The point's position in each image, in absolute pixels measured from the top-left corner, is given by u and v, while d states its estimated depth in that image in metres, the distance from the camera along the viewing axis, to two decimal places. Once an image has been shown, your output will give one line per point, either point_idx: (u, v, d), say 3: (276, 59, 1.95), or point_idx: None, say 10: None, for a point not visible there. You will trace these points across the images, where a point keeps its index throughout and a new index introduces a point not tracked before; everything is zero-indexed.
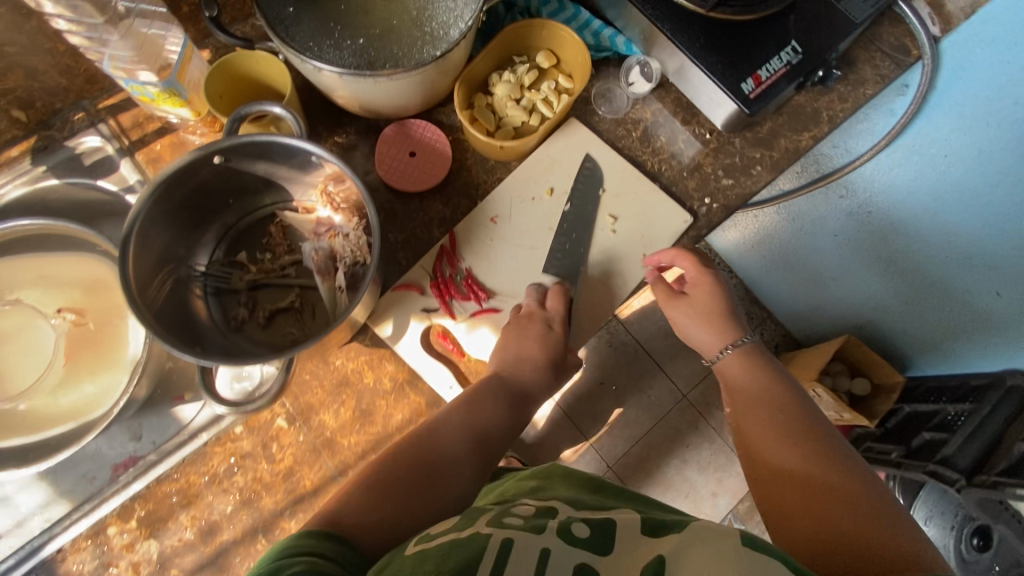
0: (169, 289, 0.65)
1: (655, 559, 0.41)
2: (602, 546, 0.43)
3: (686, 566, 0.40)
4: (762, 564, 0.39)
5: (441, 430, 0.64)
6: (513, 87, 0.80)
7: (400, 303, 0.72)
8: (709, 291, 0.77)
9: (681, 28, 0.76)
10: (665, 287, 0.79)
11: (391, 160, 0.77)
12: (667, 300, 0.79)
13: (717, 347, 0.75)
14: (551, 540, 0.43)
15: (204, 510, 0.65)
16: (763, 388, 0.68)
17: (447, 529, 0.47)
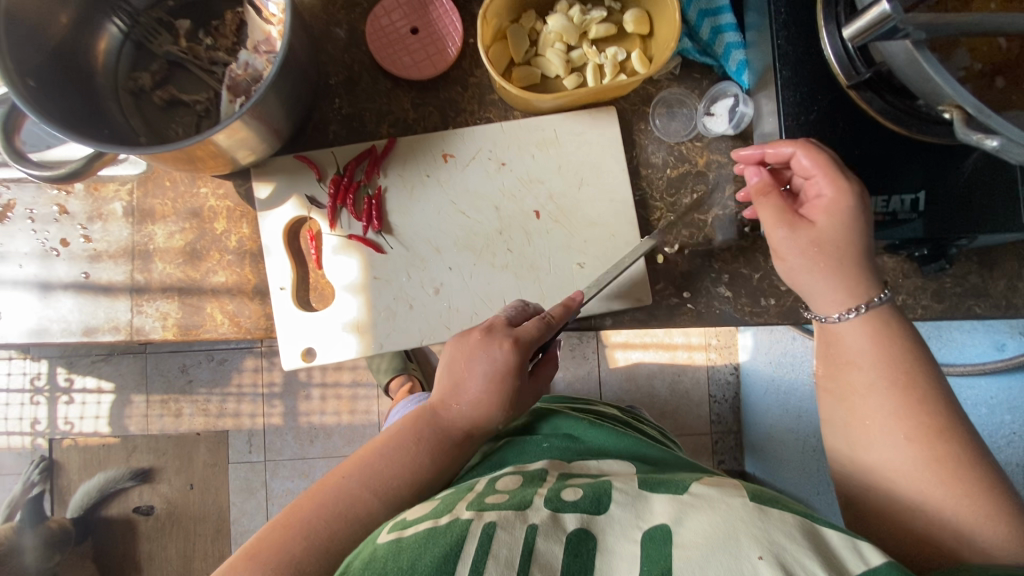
0: (78, 9, 0.57)
1: (661, 524, 0.38)
2: (595, 507, 0.41)
3: (698, 522, 0.37)
4: (780, 528, 0.37)
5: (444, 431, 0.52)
6: (570, 27, 0.62)
7: (293, 175, 0.63)
8: (846, 214, 0.50)
9: (800, 88, 0.57)
10: (854, 370, 0.49)
11: (388, 25, 0.63)
12: (783, 255, 0.52)
13: (835, 305, 0.50)
14: (540, 516, 0.40)
15: (7, 235, 0.62)
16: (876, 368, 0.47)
17: (424, 516, 0.42)
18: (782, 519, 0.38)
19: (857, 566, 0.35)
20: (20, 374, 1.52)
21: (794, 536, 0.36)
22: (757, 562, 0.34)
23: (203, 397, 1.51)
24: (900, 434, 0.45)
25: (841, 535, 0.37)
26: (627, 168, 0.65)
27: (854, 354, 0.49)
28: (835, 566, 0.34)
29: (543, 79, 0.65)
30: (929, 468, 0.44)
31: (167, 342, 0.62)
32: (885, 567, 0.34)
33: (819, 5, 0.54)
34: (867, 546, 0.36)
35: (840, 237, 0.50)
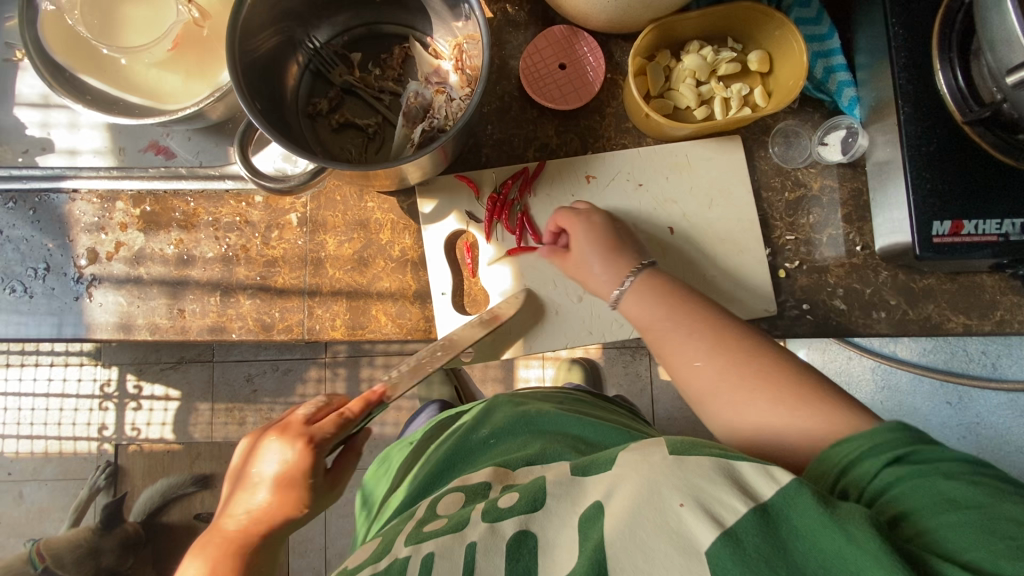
0: (279, 42, 0.65)
1: (594, 503, 0.47)
2: (530, 506, 0.49)
3: (625, 491, 0.46)
4: (696, 471, 0.45)
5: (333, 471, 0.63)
6: (703, 65, 0.70)
7: (453, 192, 0.69)
8: (580, 224, 0.65)
9: (920, 122, 0.63)
10: (687, 298, 0.61)
11: (539, 60, 0.71)
12: (585, 267, 0.65)
13: (619, 276, 0.63)
14: (477, 532, 0.48)
15: (191, 242, 0.68)
16: (664, 304, 0.61)
17: (365, 561, 0.51)
18: (698, 465, 0.45)
19: (768, 488, 0.43)
20: (91, 380, 1.63)
21: (714, 479, 0.44)
22: (679, 509, 0.43)
23: (266, 405, 1.64)
24: (699, 359, 0.57)
25: (752, 466, 0.45)
26: (751, 191, 0.72)
27: (642, 322, 0.62)
28: (750, 494, 0.42)
29: (674, 110, 0.72)
30: (728, 374, 0.55)
31: (333, 341, 0.68)
32: (794, 482, 0.42)
33: (936, 52, 0.63)
34: (775, 469, 0.44)
35: (602, 245, 0.64)
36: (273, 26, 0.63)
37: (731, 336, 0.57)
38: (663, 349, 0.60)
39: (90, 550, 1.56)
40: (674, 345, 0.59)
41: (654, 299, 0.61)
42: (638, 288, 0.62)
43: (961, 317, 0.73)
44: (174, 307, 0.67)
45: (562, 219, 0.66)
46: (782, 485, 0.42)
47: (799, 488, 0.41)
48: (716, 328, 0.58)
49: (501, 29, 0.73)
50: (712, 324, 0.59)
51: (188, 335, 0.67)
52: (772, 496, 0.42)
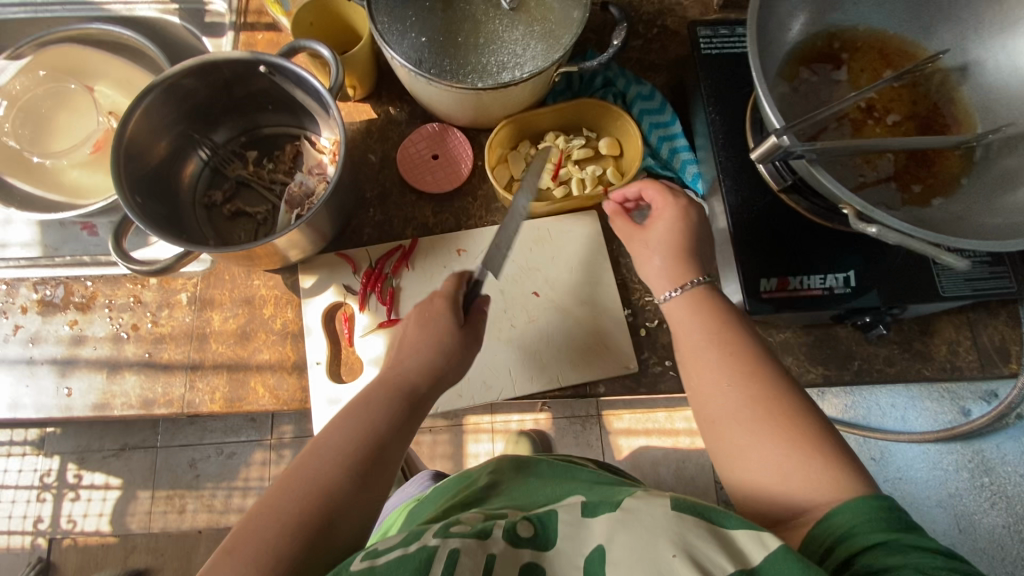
0: (176, 145, 0.74)
1: (598, 546, 0.48)
2: (545, 542, 0.50)
3: (625, 537, 0.47)
4: (692, 529, 0.46)
5: (434, 320, 0.62)
6: (557, 151, 0.79)
7: (333, 268, 0.76)
8: (667, 224, 0.66)
9: (741, 193, 0.72)
10: (686, 322, 0.61)
11: (413, 151, 0.80)
12: (649, 249, 0.67)
13: (668, 286, 0.64)
14: (498, 545, 0.50)
15: (86, 323, 0.73)
16: (709, 337, 0.59)
17: (392, 544, 0.49)
18: (695, 524, 0.47)
19: (760, 554, 0.44)
20: (31, 471, 1.60)
21: (704, 537, 0.46)
22: (672, 561, 0.44)
23: (208, 491, 1.60)
24: (725, 381, 0.56)
25: (748, 533, 0.46)
26: (610, 258, 0.78)
27: (677, 325, 0.63)
28: (739, 559, 0.44)
29: (537, 190, 0.81)
30: (756, 407, 0.53)
31: (212, 413, 0.71)
32: (783, 548, 0.43)
33: (750, 134, 0.71)
34: (767, 535, 0.45)
35: (675, 244, 0.65)
36: (167, 132, 0.71)
37: (762, 367, 0.56)
38: (693, 360, 0.59)
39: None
40: (704, 360, 0.58)
41: (704, 316, 0.60)
42: (682, 302, 0.62)
43: (821, 369, 0.77)
44: (62, 384, 0.71)
45: (655, 197, 0.67)
46: (770, 550, 0.44)
47: (786, 554, 0.42)
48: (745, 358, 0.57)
49: (383, 126, 0.83)
50: (723, 340, 0.58)
51: (72, 411, 0.70)
52: (763, 561, 0.43)
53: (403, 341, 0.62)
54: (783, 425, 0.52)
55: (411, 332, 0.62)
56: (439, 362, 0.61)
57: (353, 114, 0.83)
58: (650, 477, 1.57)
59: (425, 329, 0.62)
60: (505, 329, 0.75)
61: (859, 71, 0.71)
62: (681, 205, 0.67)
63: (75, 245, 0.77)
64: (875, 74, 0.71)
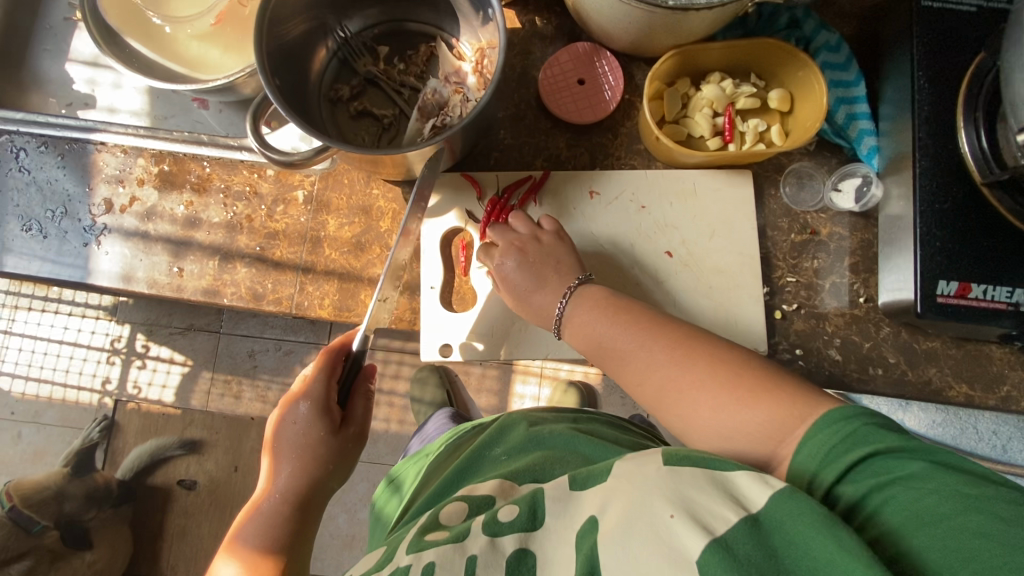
0: (311, 27, 0.67)
1: (590, 517, 0.46)
2: (530, 522, 0.48)
3: (615, 508, 0.45)
4: (687, 481, 0.43)
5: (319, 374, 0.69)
6: (721, 96, 0.70)
7: (457, 190, 0.70)
8: (554, 248, 0.65)
9: (936, 178, 0.62)
10: (632, 354, 0.58)
11: (559, 73, 0.72)
12: (554, 297, 0.64)
13: (560, 294, 0.64)
14: (478, 545, 0.47)
15: (201, 205, 0.71)
16: (618, 312, 0.60)
17: (370, 568, 0.52)
18: (690, 476, 0.44)
19: (764, 494, 0.41)
20: (102, 334, 1.68)
21: (702, 489, 0.42)
22: (670, 521, 0.41)
23: (264, 382, 1.67)
24: (652, 368, 0.56)
25: (749, 474, 0.43)
26: (756, 228, 0.71)
27: (609, 345, 0.59)
28: (743, 504, 0.41)
29: (687, 138, 0.72)
30: (679, 376, 0.54)
31: (319, 320, 0.69)
32: (785, 490, 0.40)
33: (962, 109, 0.62)
34: (770, 475, 0.42)
35: (541, 266, 0.64)
36: (306, 11, 0.65)
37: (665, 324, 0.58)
38: (624, 369, 0.58)
39: (57, 494, 1.59)
40: (635, 365, 0.57)
41: (611, 317, 0.60)
42: (582, 296, 0.62)
43: (965, 387, 0.69)
44: (175, 265, 0.69)
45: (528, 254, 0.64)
46: (774, 492, 0.41)
47: (788, 497, 0.40)
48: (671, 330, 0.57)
49: (528, 39, 0.74)
50: (652, 321, 0.58)
51: (183, 294, 0.69)
52: (769, 506, 0.40)
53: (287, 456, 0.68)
54: (712, 372, 0.52)
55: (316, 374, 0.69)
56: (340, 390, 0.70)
57: None
58: None
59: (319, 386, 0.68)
60: (630, 285, 0.69)
61: None
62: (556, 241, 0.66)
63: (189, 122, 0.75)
64: None
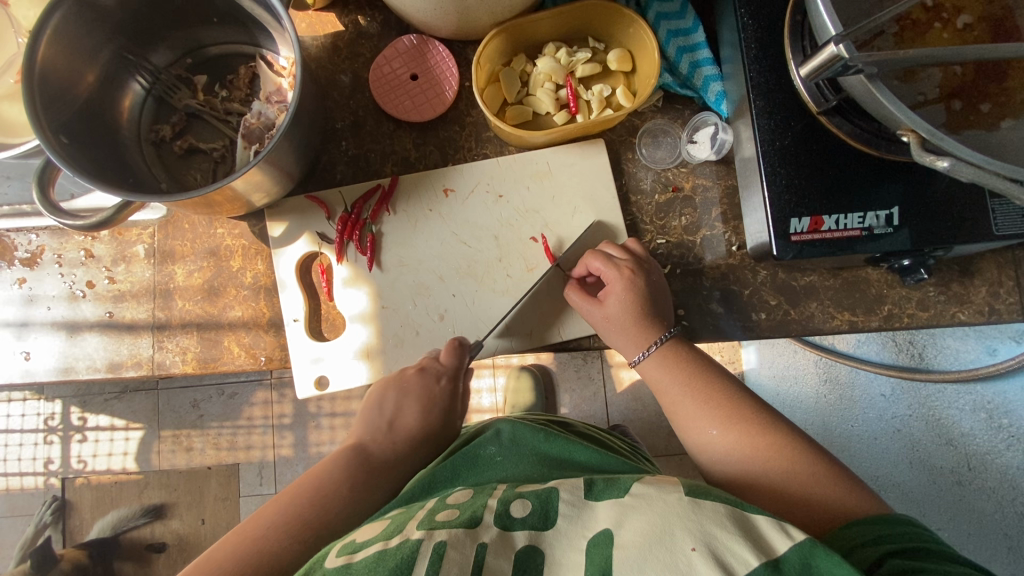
0: (107, 70, 0.62)
1: (603, 529, 0.43)
2: (543, 522, 0.46)
3: (638, 522, 0.43)
4: (710, 517, 0.42)
5: (405, 403, 0.61)
6: (557, 68, 0.67)
7: (304, 213, 0.67)
8: (622, 298, 0.61)
9: (773, 116, 0.61)
10: (665, 393, 0.60)
11: (389, 72, 0.68)
12: (616, 321, 0.62)
13: (632, 350, 0.61)
14: (489, 534, 0.45)
15: (36, 280, 0.66)
16: (683, 375, 0.59)
17: (374, 538, 0.47)
18: (714, 511, 0.42)
19: (784, 544, 0.39)
20: (34, 415, 1.60)
21: (725, 526, 0.41)
22: (690, 554, 0.39)
23: (213, 430, 1.62)
24: (713, 428, 0.55)
25: (769, 522, 0.42)
26: (618, 195, 0.70)
27: (655, 385, 0.61)
28: (762, 549, 0.39)
29: (535, 116, 0.70)
30: (742, 448, 0.53)
31: (186, 375, 0.66)
32: (808, 541, 0.39)
33: (788, 41, 0.59)
34: (790, 526, 0.41)
35: (637, 310, 0.61)
36: (92, 55, 0.60)
37: (719, 388, 0.58)
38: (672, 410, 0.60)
39: None
40: (681, 408, 0.58)
41: (675, 365, 0.60)
42: (656, 358, 0.61)
43: (847, 314, 0.70)
44: (19, 348, 0.65)
45: (601, 271, 0.63)
46: (796, 542, 0.39)
47: (815, 548, 0.38)
48: (723, 396, 0.57)
49: (353, 40, 0.70)
50: (704, 383, 0.58)
51: (34, 377, 0.65)
52: (787, 553, 0.39)
53: (395, 417, 0.61)
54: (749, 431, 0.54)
55: (389, 393, 0.62)
56: (426, 447, 0.62)
57: (317, 27, 0.70)
58: (651, 409, 1.57)
59: (411, 400, 0.62)
60: (501, 278, 0.67)
61: None
62: (625, 275, 0.62)
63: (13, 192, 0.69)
64: None
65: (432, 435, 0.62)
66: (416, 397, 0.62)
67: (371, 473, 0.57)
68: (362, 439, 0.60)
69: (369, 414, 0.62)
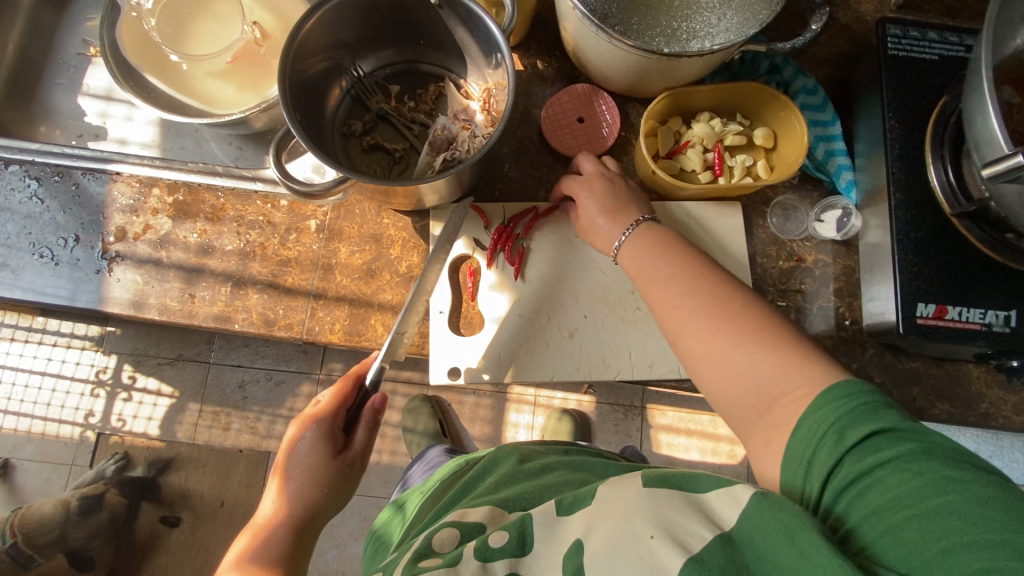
0: (329, 66, 0.71)
1: (576, 539, 0.48)
2: (519, 549, 0.51)
3: (602, 530, 0.47)
4: (664, 503, 0.46)
5: (304, 439, 0.72)
6: (710, 134, 0.75)
7: (465, 219, 0.74)
8: (602, 185, 0.68)
9: (910, 209, 0.67)
10: (648, 281, 0.61)
11: (559, 112, 0.77)
12: (592, 219, 0.67)
13: (619, 230, 0.65)
14: (468, 570, 0.49)
15: (213, 234, 0.73)
16: (672, 267, 0.60)
17: None
18: (669, 499, 0.47)
19: (734, 515, 0.44)
20: (88, 366, 1.64)
21: (684, 514, 0.45)
22: (650, 541, 0.44)
23: (254, 414, 1.64)
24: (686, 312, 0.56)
25: (720, 493, 0.47)
26: (745, 255, 0.76)
27: (637, 268, 0.63)
28: (717, 524, 0.44)
29: (680, 172, 0.77)
30: (716, 329, 0.53)
31: (329, 345, 0.70)
32: (755, 498, 0.44)
33: (929, 147, 0.68)
34: (739, 488, 0.46)
35: (609, 202, 0.67)
36: (325, 53, 0.69)
37: (708, 287, 0.56)
38: (653, 296, 0.59)
39: (38, 534, 1.54)
40: (659, 286, 0.59)
41: (651, 247, 0.62)
42: (637, 238, 0.64)
43: (946, 405, 0.73)
44: (187, 291, 0.71)
45: (584, 180, 0.69)
46: (746, 503, 0.44)
47: (759, 506, 0.43)
48: (740, 295, 0.56)
49: (530, 80, 0.79)
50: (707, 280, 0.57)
51: (194, 319, 0.70)
52: (738, 522, 0.43)
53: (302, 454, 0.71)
54: (735, 314, 0.53)
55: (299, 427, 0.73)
56: (330, 429, 0.72)
57: None
58: None
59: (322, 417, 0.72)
60: (630, 308, 0.73)
61: None
62: (605, 172, 0.70)
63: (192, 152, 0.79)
64: None
65: (337, 445, 0.72)
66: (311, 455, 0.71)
67: (307, 468, 0.71)
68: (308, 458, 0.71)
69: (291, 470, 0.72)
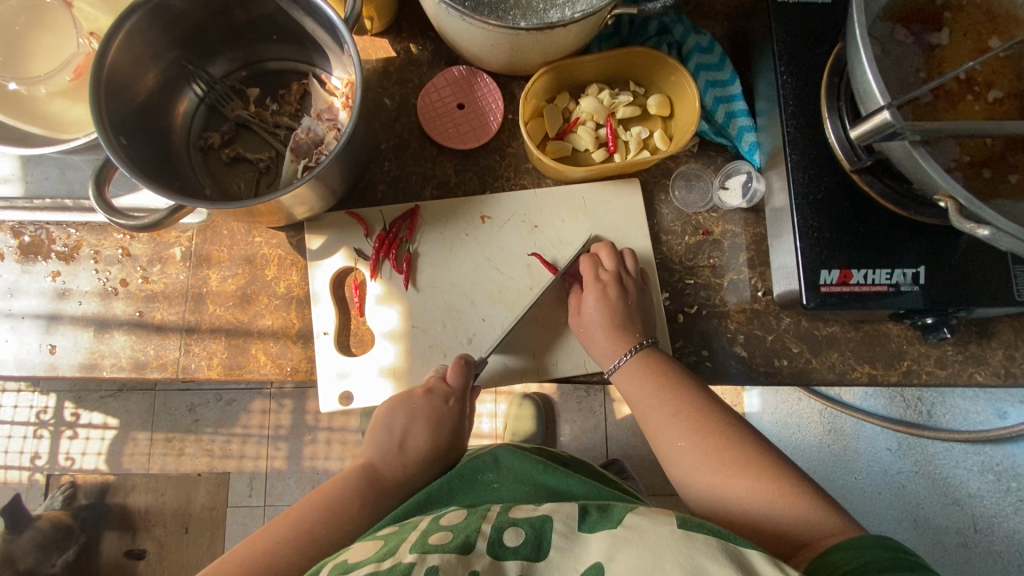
0: (167, 76, 0.64)
1: (595, 563, 0.41)
2: (534, 553, 0.43)
3: (628, 558, 0.40)
4: (702, 550, 0.40)
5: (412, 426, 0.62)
6: (599, 108, 0.69)
7: (343, 229, 0.68)
8: (597, 298, 0.64)
9: (808, 170, 0.63)
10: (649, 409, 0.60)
11: (436, 100, 0.70)
12: (591, 327, 0.65)
13: (614, 355, 0.64)
14: (481, 562, 0.43)
15: (69, 275, 0.67)
16: (661, 387, 0.60)
17: (366, 559, 0.45)
18: (707, 545, 0.40)
19: None
20: (26, 408, 1.57)
21: (718, 560, 0.39)
22: None
23: (207, 437, 1.59)
24: (682, 441, 0.57)
25: (762, 556, 0.39)
26: (649, 234, 0.72)
27: (629, 393, 0.62)
28: None
29: (574, 152, 0.72)
30: (709, 460, 0.55)
31: (209, 380, 0.65)
32: None
33: (824, 100, 0.63)
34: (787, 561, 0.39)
35: (611, 319, 0.64)
36: (155, 62, 0.61)
37: (711, 413, 0.58)
38: (642, 413, 0.61)
39: None
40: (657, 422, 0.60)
41: (649, 378, 0.61)
42: (634, 365, 0.63)
43: (867, 366, 0.71)
44: (46, 341, 0.65)
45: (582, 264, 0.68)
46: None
47: None
48: (712, 422, 0.57)
49: (404, 67, 0.73)
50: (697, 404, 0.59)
51: (58, 370, 0.65)
52: None
53: (405, 435, 0.62)
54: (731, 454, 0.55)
55: (399, 414, 0.62)
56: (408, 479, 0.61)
57: (369, 51, 0.72)
58: (651, 445, 1.56)
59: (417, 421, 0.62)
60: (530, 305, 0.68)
61: (962, 36, 0.60)
62: (605, 283, 0.65)
63: (54, 184, 0.69)
64: (981, 38, 0.60)
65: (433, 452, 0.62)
66: (423, 419, 0.62)
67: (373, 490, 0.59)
68: (371, 458, 0.62)
69: (380, 436, 0.62)
